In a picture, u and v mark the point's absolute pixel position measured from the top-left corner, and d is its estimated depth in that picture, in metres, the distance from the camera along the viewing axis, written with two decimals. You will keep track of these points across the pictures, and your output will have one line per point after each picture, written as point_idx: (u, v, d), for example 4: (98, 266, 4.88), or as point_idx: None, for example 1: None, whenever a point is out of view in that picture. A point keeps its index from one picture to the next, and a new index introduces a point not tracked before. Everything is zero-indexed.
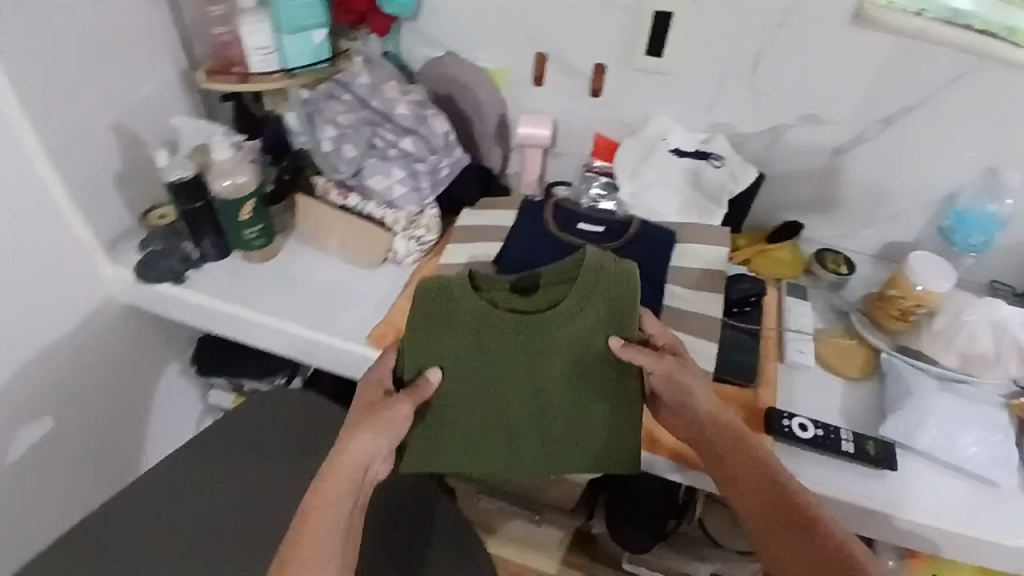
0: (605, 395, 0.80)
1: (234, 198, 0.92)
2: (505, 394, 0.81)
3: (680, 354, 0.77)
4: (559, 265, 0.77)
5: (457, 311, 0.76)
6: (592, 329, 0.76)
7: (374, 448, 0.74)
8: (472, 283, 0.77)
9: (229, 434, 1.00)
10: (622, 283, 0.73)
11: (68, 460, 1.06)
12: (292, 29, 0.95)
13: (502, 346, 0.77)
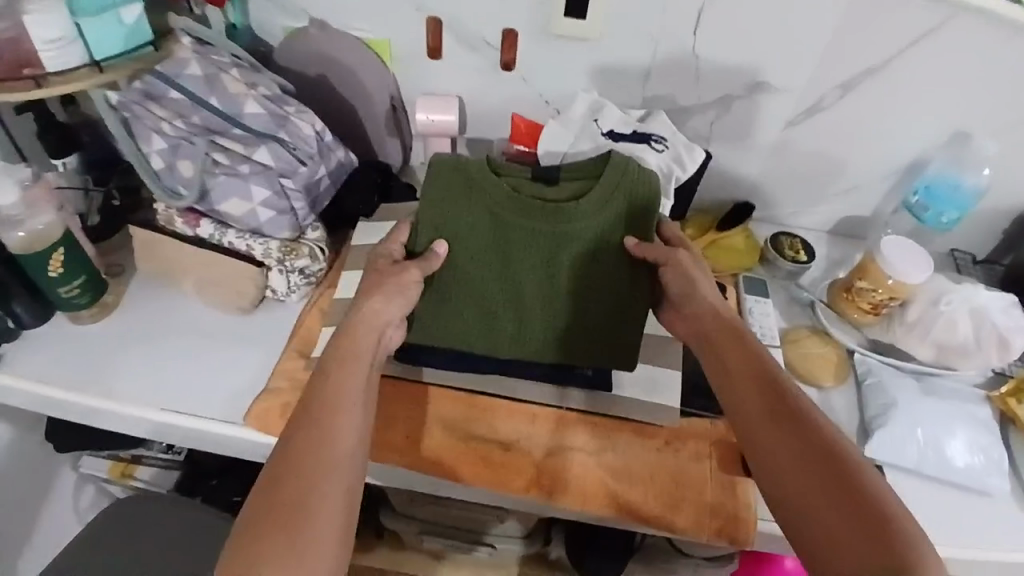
0: (609, 303, 0.69)
1: (37, 252, 0.68)
2: (505, 298, 0.70)
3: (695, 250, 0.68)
4: (584, 162, 0.69)
5: (474, 190, 0.67)
6: (611, 229, 0.67)
7: (390, 313, 0.64)
8: (492, 167, 0.69)
9: (93, 543, 0.79)
10: (649, 185, 0.66)
11: None
12: (95, 9, 0.66)
13: (516, 230, 0.67)
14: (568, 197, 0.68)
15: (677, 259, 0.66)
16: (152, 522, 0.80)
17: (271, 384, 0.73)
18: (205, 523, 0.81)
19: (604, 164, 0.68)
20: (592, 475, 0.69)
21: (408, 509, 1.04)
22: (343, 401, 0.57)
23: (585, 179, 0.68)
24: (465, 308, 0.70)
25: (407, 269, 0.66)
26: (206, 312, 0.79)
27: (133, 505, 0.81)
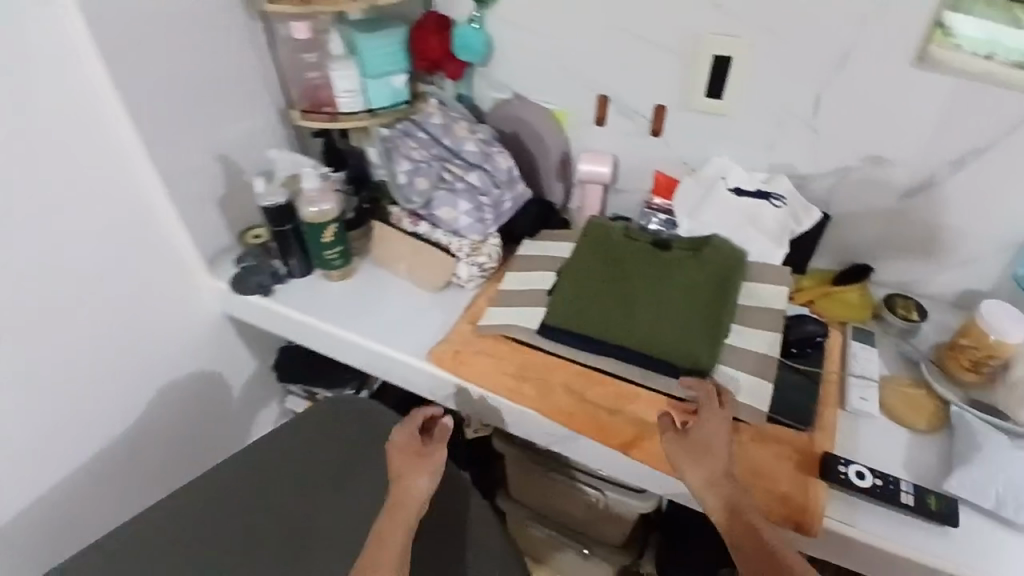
0: (701, 319, 0.90)
1: (318, 223, 1.02)
2: (625, 301, 0.93)
3: (715, 418, 0.80)
4: (687, 239, 0.99)
5: (611, 243, 0.98)
6: (705, 276, 0.94)
7: (423, 483, 0.83)
8: (627, 233, 1.00)
9: (303, 432, 1.05)
10: (738, 257, 0.95)
11: (167, 446, 1.17)
12: (375, 74, 1.06)
13: (636, 267, 0.96)
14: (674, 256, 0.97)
15: (681, 443, 0.78)
16: (344, 429, 1.05)
17: (449, 337, 0.99)
18: (382, 437, 1.04)
19: (703, 243, 0.98)
20: None
21: (522, 490, 1.23)
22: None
23: (688, 249, 0.98)
24: (597, 303, 0.93)
25: (436, 449, 0.86)
26: (407, 287, 1.09)
27: (336, 411, 1.07)
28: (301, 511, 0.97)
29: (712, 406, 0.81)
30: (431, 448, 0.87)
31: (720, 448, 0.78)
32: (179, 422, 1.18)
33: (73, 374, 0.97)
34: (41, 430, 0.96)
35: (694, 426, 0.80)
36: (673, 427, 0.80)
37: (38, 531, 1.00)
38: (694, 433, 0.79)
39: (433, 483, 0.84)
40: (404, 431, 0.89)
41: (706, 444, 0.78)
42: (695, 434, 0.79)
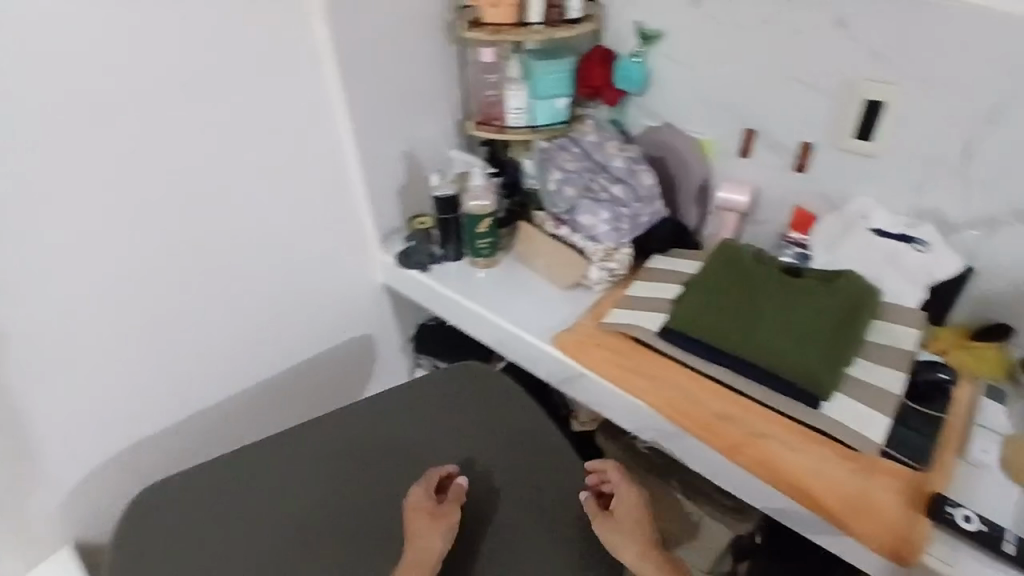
0: (825, 342, 0.95)
1: (477, 215, 1.19)
2: (751, 316, 0.99)
3: (630, 500, 0.94)
4: (819, 272, 1.04)
5: (743, 265, 1.05)
6: (834, 304, 0.98)
7: (436, 544, 0.89)
8: (759, 259, 1.06)
9: (410, 392, 1.13)
10: (869, 293, 0.99)
11: (310, 387, 1.36)
12: (543, 95, 1.22)
13: (764, 288, 1.01)
14: (803, 284, 1.01)
15: (609, 529, 0.91)
16: (449, 395, 1.12)
17: (575, 326, 1.11)
18: (483, 404, 1.11)
19: (836, 277, 1.02)
20: (789, 465, 0.89)
21: None
22: None
23: (819, 280, 1.02)
24: (723, 315, 1.00)
25: (449, 510, 0.92)
26: (542, 283, 1.21)
27: (446, 376, 1.15)
28: (416, 461, 1.04)
29: (627, 489, 0.95)
30: (443, 508, 0.92)
31: (640, 525, 0.92)
32: (321, 368, 1.36)
33: (265, 308, 1.21)
34: (232, 345, 1.20)
35: (619, 511, 0.93)
36: (601, 513, 0.93)
37: (212, 424, 1.24)
38: (618, 516, 0.92)
39: (447, 539, 0.90)
40: (419, 490, 0.95)
41: (630, 527, 0.91)
42: (620, 521, 0.92)
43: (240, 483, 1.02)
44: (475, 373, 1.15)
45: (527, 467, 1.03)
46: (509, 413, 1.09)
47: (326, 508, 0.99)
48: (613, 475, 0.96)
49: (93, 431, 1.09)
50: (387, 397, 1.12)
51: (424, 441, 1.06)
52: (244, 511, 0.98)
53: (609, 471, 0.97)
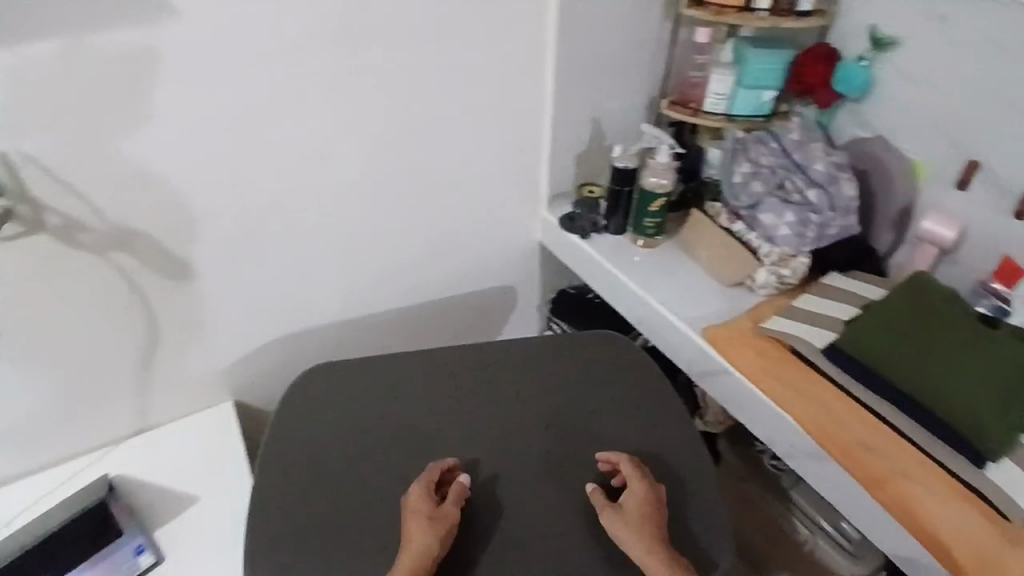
0: (1009, 398, 0.89)
1: (656, 192, 1.17)
2: (929, 352, 0.94)
3: (639, 494, 0.91)
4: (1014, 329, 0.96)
5: (932, 301, 0.99)
6: None
7: (430, 543, 0.85)
8: (951, 299, 0.99)
9: (535, 347, 1.15)
10: None
11: (449, 321, 1.41)
12: (749, 85, 1.18)
13: (952, 330, 0.95)
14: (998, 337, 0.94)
15: (612, 522, 0.89)
16: (572, 357, 1.13)
17: (729, 323, 1.08)
18: (604, 374, 1.11)
19: None
20: (928, 513, 0.86)
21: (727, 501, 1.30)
22: None
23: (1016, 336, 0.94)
24: (898, 343, 0.96)
25: (448, 509, 0.89)
26: (701, 274, 1.19)
27: (581, 339, 1.16)
28: (533, 410, 1.07)
29: (637, 482, 0.93)
30: (441, 510, 0.89)
31: (649, 518, 0.89)
32: (463, 305, 1.41)
33: (433, 239, 1.27)
34: (398, 268, 1.27)
35: (626, 503, 0.91)
36: (610, 506, 0.91)
37: (361, 334, 1.32)
38: (626, 508, 0.91)
39: (443, 544, 0.87)
40: (417, 487, 0.92)
41: (633, 519, 0.89)
42: (621, 517, 0.89)
43: (370, 386, 1.09)
44: (601, 343, 1.16)
45: (640, 443, 1.03)
46: (659, 394, 1.09)
47: (458, 430, 1.04)
48: (623, 467, 0.95)
49: (270, 314, 1.20)
50: (549, 343, 1.16)
51: (574, 393, 1.09)
52: (385, 409, 1.06)
53: (620, 463, 0.95)
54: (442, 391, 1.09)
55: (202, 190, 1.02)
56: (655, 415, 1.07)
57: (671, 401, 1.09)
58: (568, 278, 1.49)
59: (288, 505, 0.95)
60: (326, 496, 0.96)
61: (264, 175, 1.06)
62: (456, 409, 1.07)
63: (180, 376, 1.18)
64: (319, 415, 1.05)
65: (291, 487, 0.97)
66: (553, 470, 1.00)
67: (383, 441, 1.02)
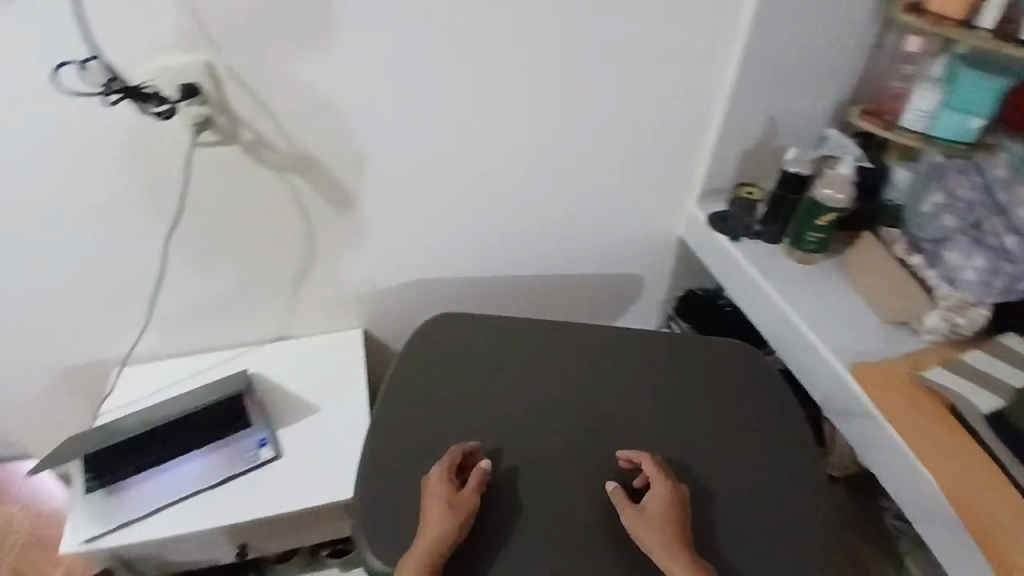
0: None
1: (827, 205, 1.08)
2: None
3: (660, 494, 0.91)
4: None
5: None
6: None
7: (448, 525, 0.87)
8: None
9: (652, 344, 1.14)
10: None
11: (570, 298, 1.40)
12: (956, 107, 1.05)
13: None
14: None
15: (632, 523, 0.90)
16: (686, 362, 1.12)
17: (882, 361, 1.00)
18: (717, 385, 1.10)
19: None
20: None
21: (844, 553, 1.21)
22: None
23: None
24: None
25: (468, 492, 0.91)
26: (860, 303, 1.10)
27: (704, 345, 1.14)
28: (642, 404, 1.07)
29: (659, 481, 0.93)
30: (461, 496, 0.91)
31: (672, 521, 0.89)
32: (586, 286, 1.39)
33: (573, 214, 1.26)
34: (533, 237, 1.27)
35: (646, 505, 0.91)
36: (630, 505, 0.91)
37: (484, 293, 1.35)
38: (648, 507, 0.91)
39: (461, 528, 0.88)
40: (438, 470, 0.94)
41: (651, 521, 0.89)
42: (642, 515, 0.90)
43: (489, 345, 1.13)
44: (718, 353, 1.14)
45: (748, 462, 1.00)
46: (781, 421, 1.05)
47: (566, 405, 1.06)
48: (644, 467, 0.95)
49: (406, 257, 1.24)
50: (674, 344, 1.14)
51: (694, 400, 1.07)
52: (500, 370, 1.10)
53: (641, 463, 0.96)
54: (558, 366, 1.11)
55: (369, 128, 1.06)
56: (774, 441, 1.03)
57: (794, 431, 1.05)
58: (699, 279, 1.43)
59: (399, 437, 1.01)
60: (445, 441, 1.01)
61: (429, 124, 1.08)
62: (568, 386, 1.09)
63: (316, 298, 1.26)
64: (446, 363, 1.10)
65: (411, 421, 1.04)
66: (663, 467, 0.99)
67: (494, 399, 1.06)
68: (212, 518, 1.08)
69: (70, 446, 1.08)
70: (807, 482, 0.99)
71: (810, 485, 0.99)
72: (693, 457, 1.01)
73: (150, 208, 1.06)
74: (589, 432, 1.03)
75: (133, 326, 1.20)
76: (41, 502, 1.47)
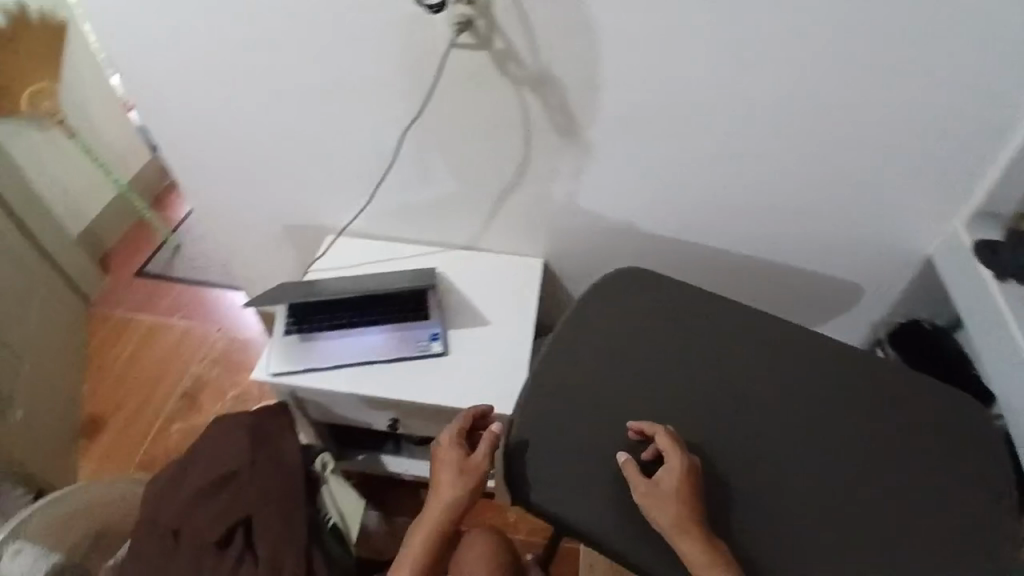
0: None
1: None
2: None
3: (676, 469, 0.89)
4: None
5: None
6: None
7: (451, 493, 0.94)
8: None
9: (843, 357, 1.05)
10: None
11: (770, 283, 1.33)
12: None
13: None
14: None
15: (649, 494, 0.88)
16: (878, 386, 1.03)
17: None
18: (907, 419, 1.00)
19: None
20: None
21: None
22: (420, 536, 0.94)
23: None
24: None
25: (478, 458, 0.97)
26: None
27: (907, 375, 1.04)
28: (818, 413, 1.01)
29: (673, 453, 0.91)
30: (471, 462, 0.97)
31: (683, 499, 0.87)
32: (793, 276, 1.31)
33: (804, 200, 1.16)
34: (752, 213, 1.20)
35: (660, 480, 0.89)
36: (639, 476, 0.90)
37: (683, 256, 1.32)
38: (660, 483, 0.89)
39: (470, 493, 0.95)
40: (448, 436, 1.01)
41: (667, 496, 0.88)
42: (659, 490, 0.88)
43: (670, 306, 1.11)
44: (916, 388, 1.03)
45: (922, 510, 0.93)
46: (970, 488, 0.95)
47: (738, 390, 1.03)
48: (658, 439, 0.93)
49: (616, 201, 1.23)
50: (881, 367, 1.05)
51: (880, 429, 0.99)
52: (679, 335, 1.08)
53: (656, 434, 0.93)
54: (738, 349, 1.07)
55: (618, 67, 1.02)
56: (951, 505, 0.94)
57: (986, 503, 0.94)
58: (924, 303, 1.28)
59: (568, 369, 1.05)
60: (611, 385, 1.04)
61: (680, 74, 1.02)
62: (745, 372, 1.04)
63: (518, 217, 1.29)
64: (631, 313, 1.11)
65: (582, 357, 1.06)
66: (831, 487, 0.95)
67: (666, 361, 1.06)
68: (385, 387, 1.19)
69: (287, 289, 1.25)
70: (987, 558, 0.90)
71: (979, 563, 0.90)
72: (852, 484, 0.95)
73: (395, 97, 1.13)
74: (755, 422, 1.00)
75: (357, 201, 1.33)
76: (240, 330, 1.72)
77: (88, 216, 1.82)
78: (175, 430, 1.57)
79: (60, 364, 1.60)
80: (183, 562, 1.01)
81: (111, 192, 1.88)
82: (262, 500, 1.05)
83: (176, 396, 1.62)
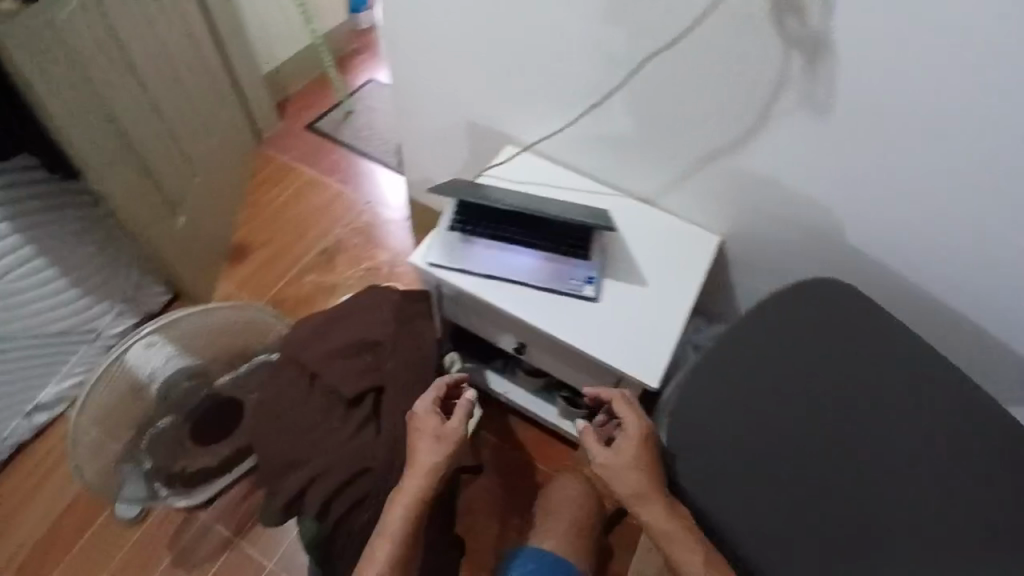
0: None
1: None
2: None
3: (634, 435, 0.98)
4: None
5: None
6: None
7: (432, 456, 0.95)
8: None
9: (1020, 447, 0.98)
10: None
11: (980, 343, 1.17)
12: None
13: None
14: None
15: (608, 461, 0.97)
16: None
17: None
18: None
19: None
20: None
21: None
22: (401, 497, 0.93)
23: None
24: None
25: (451, 425, 0.99)
26: None
27: None
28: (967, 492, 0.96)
29: (633, 421, 1.00)
30: (449, 427, 0.99)
31: (644, 460, 0.96)
32: (1007, 347, 1.14)
33: None
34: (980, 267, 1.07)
35: (619, 447, 0.98)
36: (595, 442, 1.01)
37: (883, 283, 1.19)
38: (619, 448, 0.98)
39: (449, 459, 0.97)
40: (424, 403, 1.01)
41: (624, 462, 0.96)
42: (617, 460, 0.96)
43: (851, 330, 1.05)
44: None
45: None
46: None
47: (892, 439, 0.99)
48: (617, 406, 1.03)
49: (833, 202, 1.13)
50: None
51: None
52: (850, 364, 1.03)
53: (614, 402, 1.03)
54: (907, 401, 1.01)
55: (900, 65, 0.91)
56: None
57: None
58: None
59: (729, 358, 1.04)
60: (766, 389, 1.02)
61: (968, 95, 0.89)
62: (906, 425, 1.00)
63: (715, 188, 1.23)
64: (807, 324, 1.06)
65: (744, 352, 1.04)
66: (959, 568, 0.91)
67: (827, 384, 1.02)
68: (532, 310, 1.18)
69: (465, 184, 1.24)
70: None
71: None
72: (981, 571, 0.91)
73: (637, 27, 1.06)
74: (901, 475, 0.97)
75: (558, 121, 1.29)
76: (388, 210, 1.77)
77: (279, 60, 1.88)
78: (309, 279, 1.66)
79: (226, 188, 1.70)
80: (318, 406, 1.06)
81: (303, 42, 1.92)
82: (399, 376, 1.08)
83: (317, 247, 1.70)
